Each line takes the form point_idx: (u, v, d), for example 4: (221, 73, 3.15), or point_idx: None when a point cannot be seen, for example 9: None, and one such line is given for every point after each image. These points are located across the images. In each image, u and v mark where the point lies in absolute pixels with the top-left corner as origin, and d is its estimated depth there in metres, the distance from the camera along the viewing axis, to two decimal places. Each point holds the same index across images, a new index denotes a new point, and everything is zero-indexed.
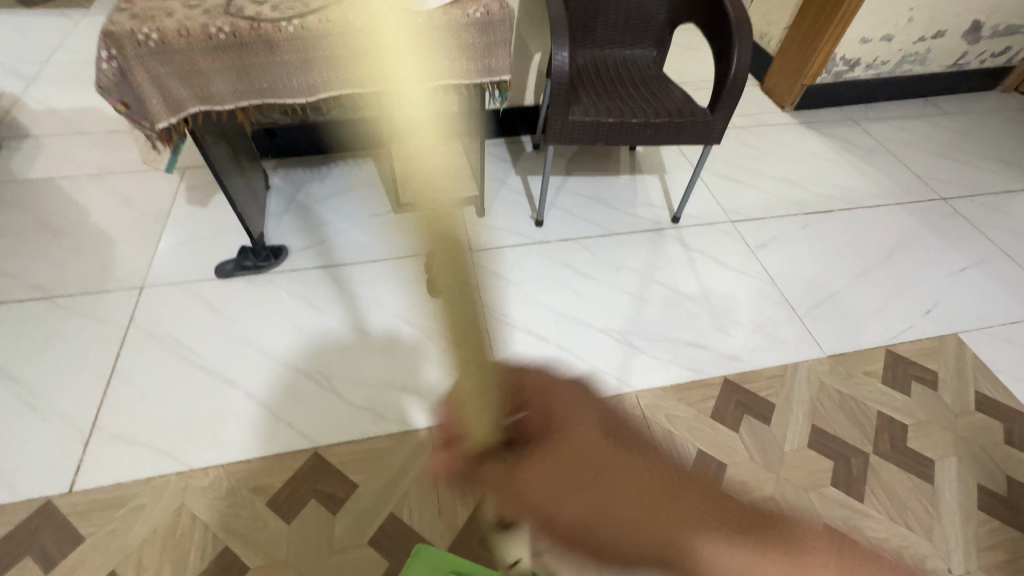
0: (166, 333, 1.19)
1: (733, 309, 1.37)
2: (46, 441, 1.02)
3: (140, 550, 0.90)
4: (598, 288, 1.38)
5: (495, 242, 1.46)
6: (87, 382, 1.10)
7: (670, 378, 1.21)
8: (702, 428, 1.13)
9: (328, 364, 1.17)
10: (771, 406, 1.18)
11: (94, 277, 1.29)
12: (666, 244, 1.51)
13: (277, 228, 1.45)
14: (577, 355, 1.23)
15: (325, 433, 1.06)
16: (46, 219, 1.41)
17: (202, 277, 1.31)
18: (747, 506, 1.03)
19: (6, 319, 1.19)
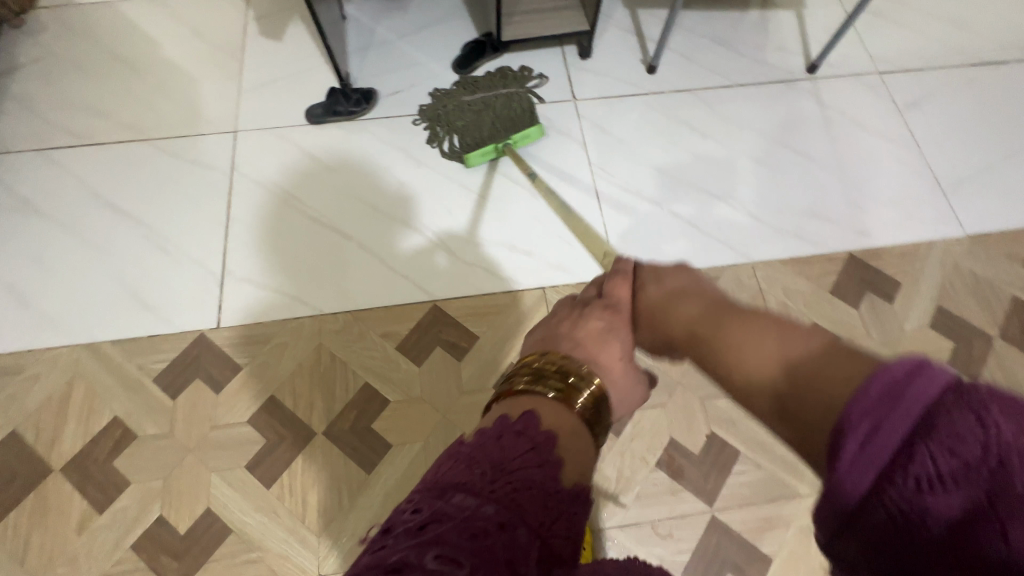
0: (271, 181, 1.17)
1: (868, 178, 1.23)
2: (184, 282, 1.07)
3: (292, 380, 0.99)
4: (715, 150, 1.24)
5: (600, 90, 1.30)
6: (206, 226, 1.12)
7: (791, 251, 1.14)
8: (821, 303, 1.10)
9: (437, 218, 1.14)
10: (896, 285, 1.12)
11: (185, 118, 1.23)
12: (799, 101, 1.31)
13: (361, 68, 1.31)
14: (691, 223, 1.16)
15: (442, 287, 1.08)
16: (118, 51, 1.31)
17: (294, 123, 1.23)
18: None
19: (112, 159, 1.18)
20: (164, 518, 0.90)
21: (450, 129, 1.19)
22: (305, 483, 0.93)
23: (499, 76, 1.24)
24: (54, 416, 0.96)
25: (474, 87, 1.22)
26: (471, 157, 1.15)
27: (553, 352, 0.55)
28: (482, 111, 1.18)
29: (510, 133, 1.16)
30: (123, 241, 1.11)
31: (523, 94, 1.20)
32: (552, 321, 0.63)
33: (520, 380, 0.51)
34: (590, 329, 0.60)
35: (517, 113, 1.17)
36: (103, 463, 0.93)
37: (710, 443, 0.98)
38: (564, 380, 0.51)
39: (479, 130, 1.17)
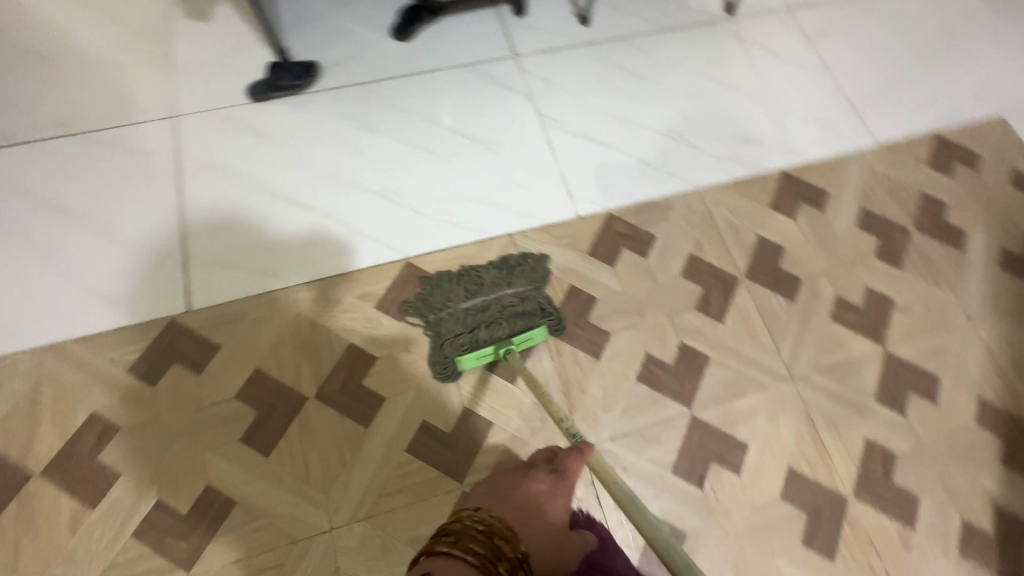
0: (222, 163, 1.14)
1: (790, 103, 1.34)
2: (144, 271, 1.04)
3: (275, 351, 0.99)
4: (653, 91, 1.32)
5: (539, 45, 1.35)
6: (159, 213, 1.09)
7: (731, 174, 1.24)
8: (763, 217, 1.20)
9: (397, 181, 1.16)
10: (825, 194, 1.24)
11: (117, 108, 1.18)
12: (722, 40, 1.41)
13: (298, 42, 1.29)
14: (640, 159, 1.24)
15: (413, 245, 1.10)
16: (29, 46, 1.23)
17: (236, 103, 1.21)
18: (803, 279, 1.15)
19: (41, 156, 1.12)
20: (162, 502, 0.89)
21: (439, 323, 1.00)
22: (304, 446, 0.94)
23: (496, 268, 1.06)
24: (25, 421, 0.92)
25: (475, 289, 1.02)
26: (465, 360, 0.96)
27: (485, 511, 0.68)
28: (485, 318, 0.99)
29: (510, 335, 0.98)
30: (68, 238, 1.06)
31: (538, 293, 1.04)
32: (502, 475, 0.76)
33: (444, 539, 0.62)
34: (530, 495, 0.72)
35: (520, 310, 1.01)
36: (88, 459, 0.90)
37: (682, 353, 1.06)
38: (488, 539, 0.63)
39: (474, 333, 0.98)
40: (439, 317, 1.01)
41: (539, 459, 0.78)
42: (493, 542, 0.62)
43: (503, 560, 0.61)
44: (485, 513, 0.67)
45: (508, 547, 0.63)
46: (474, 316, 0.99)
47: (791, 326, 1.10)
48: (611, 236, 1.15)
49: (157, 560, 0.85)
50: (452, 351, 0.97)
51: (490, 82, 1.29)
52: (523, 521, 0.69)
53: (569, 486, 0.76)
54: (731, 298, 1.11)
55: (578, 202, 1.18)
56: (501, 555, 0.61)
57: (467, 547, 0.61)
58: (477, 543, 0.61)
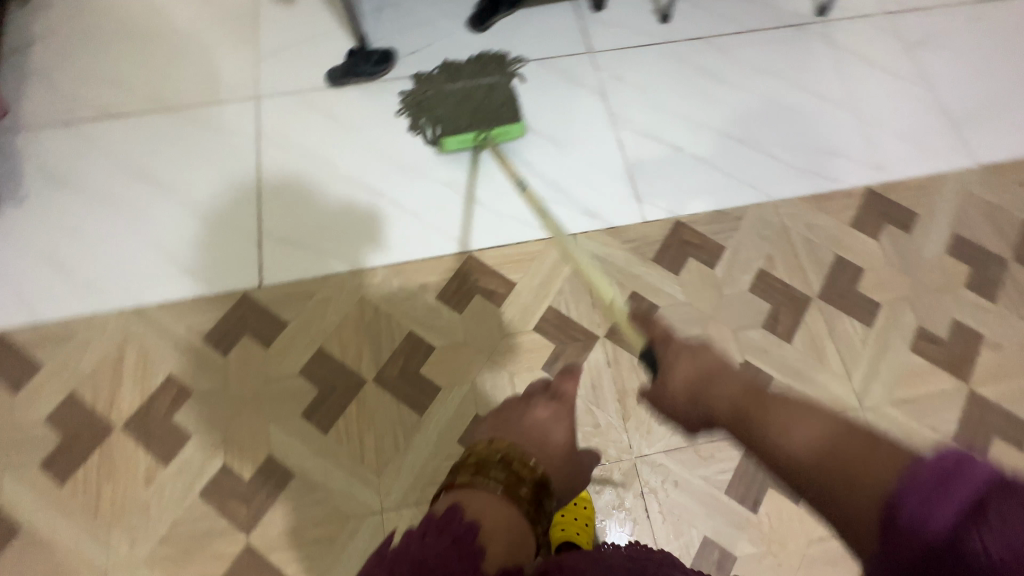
0: (298, 145, 1.18)
1: (881, 116, 1.26)
2: (221, 244, 1.09)
3: (339, 332, 1.02)
4: (732, 95, 1.26)
5: (615, 42, 1.31)
6: (238, 190, 1.14)
7: (810, 188, 1.18)
8: (842, 236, 1.13)
9: (465, 173, 1.16)
10: (913, 215, 1.16)
11: (204, 87, 1.23)
12: (811, 44, 1.33)
13: (376, 29, 1.30)
14: (713, 167, 1.19)
15: (476, 238, 1.11)
16: (129, 23, 1.30)
17: (315, 86, 1.24)
18: (882, 305, 1.08)
19: (136, 128, 1.19)
20: (228, 466, 0.93)
21: (432, 114, 1.14)
22: (361, 427, 0.96)
23: (481, 67, 1.21)
24: (109, 378, 0.98)
25: (455, 75, 1.18)
26: (449, 141, 1.11)
27: (500, 442, 0.78)
28: (470, 112, 1.12)
29: (490, 123, 1.10)
30: (156, 208, 1.12)
31: (505, 87, 1.16)
32: (506, 409, 0.88)
33: (465, 471, 0.72)
34: (531, 421, 0.85)
35: (497, 100, 1.13)
36: (164, 419, 0.96)
37: (744, 371, 1.02)
38: (507, 467, 0.73)
39: (458, 120, 1.12)
40: (429, 121, 1.15)
41: (535, 389, 0.91)
42: (513, 468, 0.73)
43: (525, 484, 0.72)
44: (500, 442, 0.78)
45: (525, 472, 0.74)
46: (459, 102, 1.14)
47: (865, 354, 1.04)
48: (678, 243, 1.12)
49: (222, 521, 0.90)
50: (444, 133, 1.11)
51: (563, 78, 1.27)
52: (535, 445, 0.81)
53: (567, 407, 0.89)
54: (801, 319, 1.06)
55: (645, 206, 1.15)
56: (520, 480, 0.72)
57: (490, 474, 0.71)
58: (499, 473, 0.71)
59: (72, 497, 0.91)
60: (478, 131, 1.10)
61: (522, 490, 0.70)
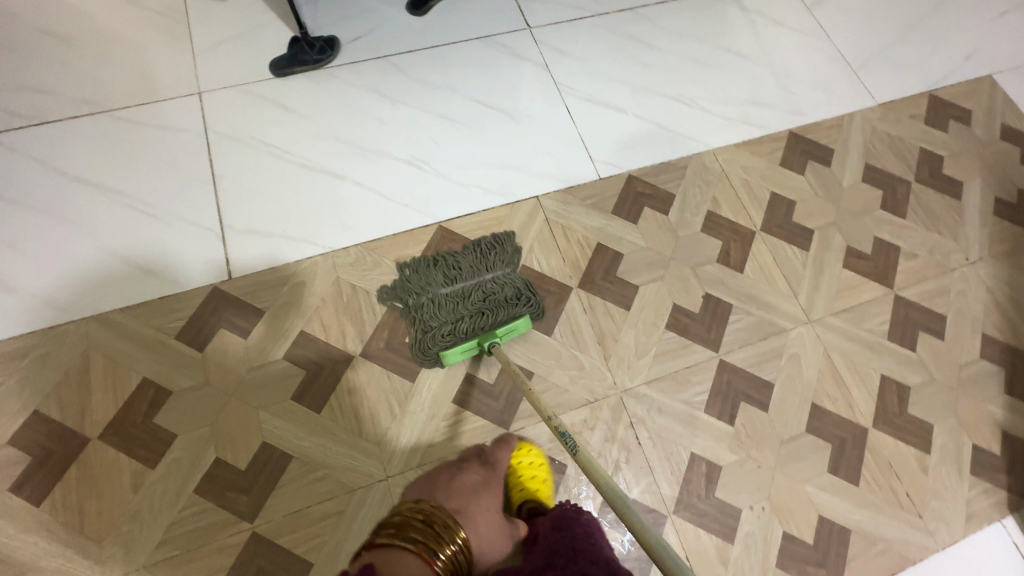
0: (250, 137, 1.16)
1: (793, 68, 1.40)
2: (182, 241, 1.06)
3: (319, 313, 1.02)
4: (663, 59, 1.37)
5: (551, 17, 1.38)
6: (192, 186, 1.11)
7: (742, 135, 1.30)
8: (774, 174, 1.26)
9: (424, 150, 1.19)
10: (830, 151, 1.30)
11: (140, 87, 1.19)
12: (726, 9, 1.46)
13: (316, 18, 1.30)
14: (656, 124, 1.28)
15: (444, 210, 1.14)
16: (45, 27, 1.23)
17: (260, 78, 1.22)
18: (815, 231, 1.21)
19: (70, 134, 1.13)
20: (221, 459, 0.91)
21: (422, 309, 1.01)
22: (354, 402, 0.97)
23: (476, 253, 1.07)
24: (77, 389, 0.94)
25: (456, 273, 1.04)
26: (450, 356, 0.97)
27: (425, 502, 0.73)
28: (466, 302, 1.01)
29: (493, 324, 1.00)
30: (104, 212, 1.07)
31: (516, 277, 1.05)
32: (437, 473, 0.84)
33: (386, 530, 0.66)
34: (461, 483, 0.80)
35: (498, 303, 1.01)
36: (144, 423, 0.93)
37: (707, 303, 1.11)
38: (427, 527, 0.67)
39: (454, 324, 0.99)
40: (421, 316, 1.00)
41: (468, 455, 0.87)
42: (432, 529, 0.67)
43: (445, 545, 0.65)
44: (425, 503, 0.72)
45: (449, 530, 0.68)
46: (455, 306, 1.00)
47: (806, 274, 1.16)
48: (633, 195, 1.20)
49: (222, 513, 0.88)
50: (436, 345, 0.98)
51: (507, 53, 1.32)
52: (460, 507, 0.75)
53: (498, 474, 0.84)
54: (749, 251, 1.17)
55: (599, 165, 1.22)
56: (441, 535, 0.67)
57: (406, 536, 0.65)
58: (418, 528, 0.66)
59: (54, 516, 0.86)
60: (479, 337, 0.98)
61: (441, 554, 0.64)
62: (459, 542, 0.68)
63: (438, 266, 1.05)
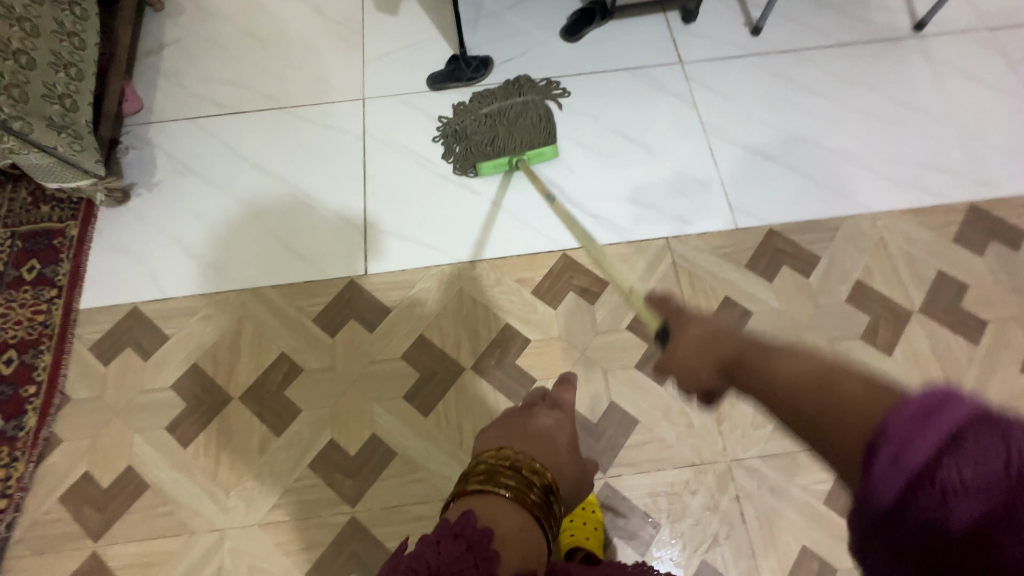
0: (401, 144, 1.25)
1: (984, 131, 1.23)
2: (329, 233, 1.16)
3: (438, 320, 1.07)
4: (825, 107, 1.26)
5: (705, 53, 1.33)
6: (346, 183, 1.21)
7: (910, 201, 1.16)
8: (944, 251, 1.11)
9: (559, 175, 1.20)
10: (1021, 233, 1.12)
11: (315, 89, 1.32)
12: (907, 58, 1.31)
13: (474, 37, 1.37)
14: (807, 177, 1.19)
15: (570, 238, 1.14)
16: (249, 30, 1.41)
17: (416, 90, 1.31)
18: (989, 323, 1.05)
19: (254, 124, 1.29)
20: (335, 441, 0.98)
21: (466, 136, 1.20)
22: (460, 413, 1.00)
23: (514, 89, 1.26)
24: (228, 352, 1.06)
25: (492, 99, 1.23)
26: (483, 167, 1.16)
27: (510, 447, 0.63)
28: (500, 123, 1.19)
29: (522, 149, 1.16)
30: (271, 197, 1.21)
31: (540, 104, 1.21)
32: (508, 415, 0.73)
33: (475, 478, 0.59)
34: (537, 425, 0.71)
35: (531, 122, 1.18)
36: (277, 394, 1.02)
37: None
38: (518, 472, 0.59)
39: (494, 141, 1.17)
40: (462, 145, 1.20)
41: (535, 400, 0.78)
42: (525, 475, 0.59)
43: (537, 489, 0.59)
44: (507, 450, 0.63)
45: (539, 477, 0.60)
46: (493, 127, 1.18)
47: (971, 372, 1.01)
48: (771, 251, 1.12)
49: (329, 492, 0.95)
50: (475, 157, 1.17)
51: (654, 87, 1.30)
52: (543, 448, 0.66)
53: (569, 417, 0.76)
54: (901, 332, 1.04)
55: (737, 213, 1.16)
56: (533, 483, 0.59)
57: (500, 481, 0.58)
58: (510, 479, 0.58)
59: (195, 460, 0.98)
60: (512, 157, 1.15)
61: (534, 499, 0.58)
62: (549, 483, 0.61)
63: (478, 96, 1.23)
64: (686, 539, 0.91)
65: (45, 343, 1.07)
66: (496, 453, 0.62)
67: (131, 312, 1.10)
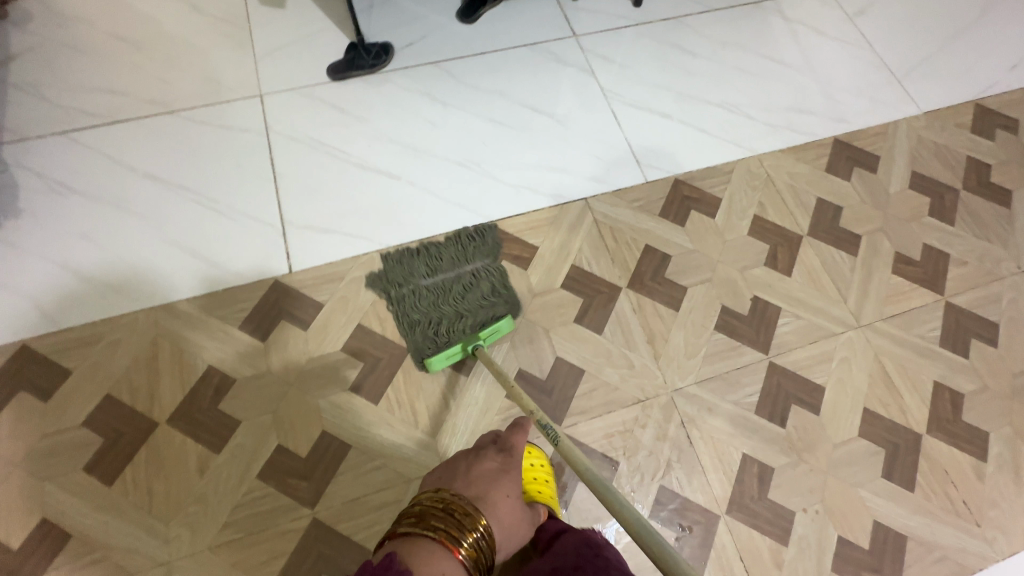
0: (309, 137, 1.20)
1: (836, 75, 1.41)
2: (244, 236, 1.10)
3: (375, 307, 1.05)
4: (707, 66, 1.39)
5: (596, 25, 1.41)
6: (255, 183, 1.15)
7: (787, 141, 1.31)
8: (819, 180, 1.26)
9: (476, 152, 1.22)
10: (876, 158, 1.30)
11: (205, 89, 1.24)
12: (767, 18, 1.48)
13: (370, 24, 1.35)
14: (700, 129, 1.30)
15: (495, 210, 1.16)
16: (118, 33, 1.29)
17: (318, 81, 1.27)
18: (863, 236, 1.21)
19: (140, 132, 1.18)
20: (282, 446, 0.94)
21: (410, 304, 1.04)
22: (411, 394, 0.99)
23: (459, 250, 1.11)
24: (146, 375, 0.97)
25: (438, 267, 1.08)
26: (432, 364, 0.97)
27: (445, 491, 0.67)
28: (445, 296, 1.05)
29: (472, 327, 1.02)
30: (171, 207, 1.12)
31: (494, 271, 1.09)
32: (454, 460, 0.76)
33: (407, 521, 0.62)
34: (479, 470, 0.73)
35: (477, 302, 1.05)
36: (209, 409, 0.96)
37: (755, 305, 1.12)
38: (449, 515, 0.62)
39: (439, 327, 1.02)
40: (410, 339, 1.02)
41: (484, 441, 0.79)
42: (454, 517, 0.62)
43: (468, 535, 0.61)
44: (443, 493, 0.66)
45: (470, 521, 0.63)
46: (437, 305, 1.04)
47: (855, 279, 1.16)
48: (679, 198, 1.21)
49: (284, 499, 0.90)
50: (425, 350, 1.01)
51: (554, 60, 1.36)
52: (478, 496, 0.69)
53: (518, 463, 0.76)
54: (796, 255, 1.17)
55: (645, 169, 1.24)
56: (465, 528, 0.62)
57: (429, 524, 0.61)
58: (440, 520, 0.61)
59: (124, 496, 0.89)
60: (464, 342, 0.98)
61: (464, 543, 0.60)
62: (483, 532, 0.64)
63: (425, 261, 1.09)
64: (643, 470, 0.97)
65: None
66: (430, 495, 0.66)
67: (19, 350, 0.98)
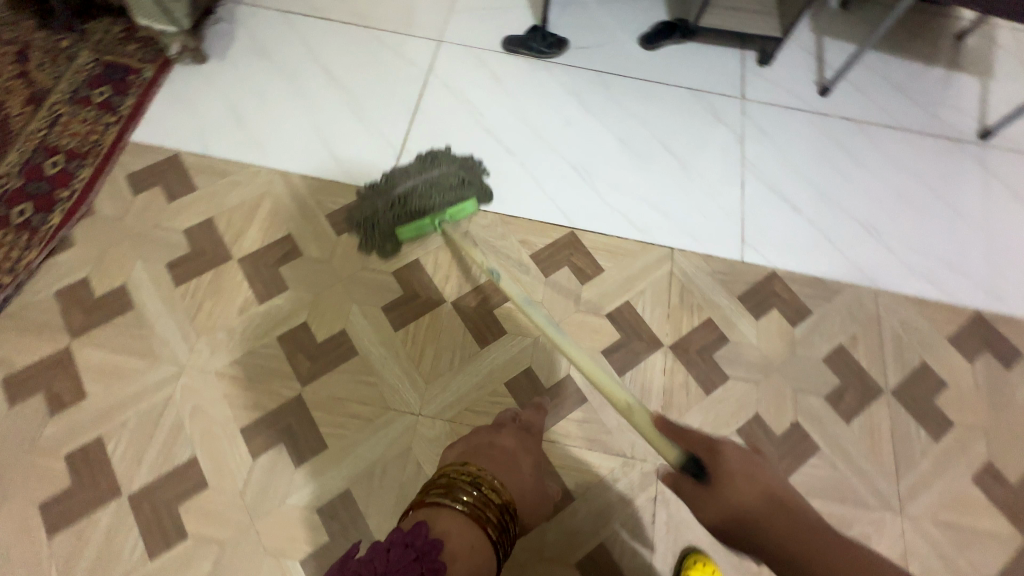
0: (458, 90, 1.31)
1: (1014, 250, 1.22)
2: (368, 145, 1.23)
3: (437, 252, 1.12)
4: (866, 180, 1.28)
5: (768, 97, 1.36)
6: (397, 108, 1.28)
7: (917, 290, 1.16)
8: (935, 345, 1.11)
9: (592, 163, 1.25)
10: (1018, 355, 1.11)
11: (400, 19, 1.40)
12: (962, 160, 1.32)
13: (558, 18, 1.43)
14: (825, 237, 1.21)
15: (582, 220, 1.18)
16: None
17: (489, 48, 1.38)
18: (956, 426, 1.04)
19: (335, 33, 1.37)
20: (307, 324, 1.04)
21: (383, 211, 1.06)
22: (427, 338, 1.04)
23: (421, 160, 1.11)
24: (242, 218, 1.13)
25: (403, 174, 1.07)
26: (404, 235, 1.06)
27: (473, 463, 0.63)
28: (419, 194, 1.06)
29: (440, 208, 1.06)
30: (328, 100, 1.29)
31: (453, 168, 1.12)
32: (473, 433, 0.74)
33: (434, 491, 0.58)
34: (500, 446, 0.71)
35: (446, 189, 1.07)
36: (272, 267, 1.09)
37: (792, 431, 1.02)
38: (479, 489, 0.58)
39: (409, 205, 1.05)
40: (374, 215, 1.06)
41: (506, 419, 0.81)
42: (483, 491, 0.58)
43: (496, 507, 0.58)
44: (471, 466, 0.62)
45: (495, 494, 0.59)
46: (411, 195, 1.05)
47: (921, 463, 1.01)
48: (766, 291, 1.14)
49: (286, 366, 1.01)
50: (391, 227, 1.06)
51: (708, 112, 1.33)
52: (503, 470, 0.65)
53: (533, 439, 0.79)
54: (866, 405, 1.05)
55: (746, 249, 1.18)
56: (489, 500, 0.58)
57: (458, 497, 0.57)
58: (469, 493, 0.57)
59: (181, 299, 1.06)
60: (432, 217, 1.05)
61: (492, 520, 0.56)
62: (508, 503, 0.60)
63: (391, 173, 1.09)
64: (593, 518, 0.94)
65: (89, 159, 1.17)
66: (456, 469, 0.61)
67: (172, 157, 1.19)
